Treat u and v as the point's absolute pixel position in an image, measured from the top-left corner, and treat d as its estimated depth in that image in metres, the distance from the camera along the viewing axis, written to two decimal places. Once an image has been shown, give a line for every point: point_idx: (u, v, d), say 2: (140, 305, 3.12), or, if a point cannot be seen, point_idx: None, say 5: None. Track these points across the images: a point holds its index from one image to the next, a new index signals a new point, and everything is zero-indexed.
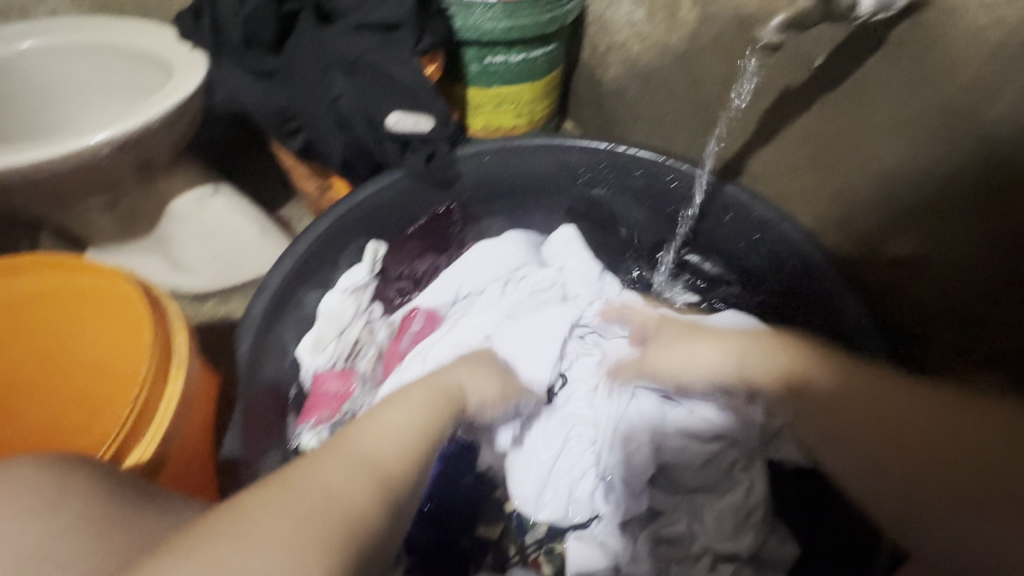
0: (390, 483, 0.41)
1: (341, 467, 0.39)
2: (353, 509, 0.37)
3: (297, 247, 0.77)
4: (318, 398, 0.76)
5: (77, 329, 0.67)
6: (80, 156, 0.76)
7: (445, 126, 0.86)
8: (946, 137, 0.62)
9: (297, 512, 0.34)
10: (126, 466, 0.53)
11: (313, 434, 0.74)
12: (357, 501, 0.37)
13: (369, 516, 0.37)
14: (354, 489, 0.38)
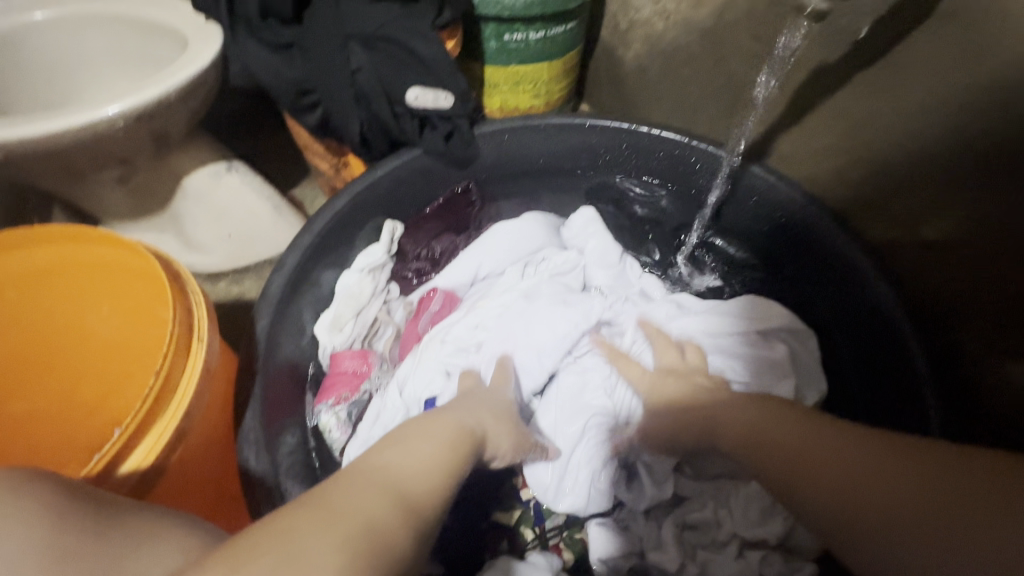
0: (417, 510, 0.40)
1: (371, 492, 0.39)
2: (385, 528, 0.36)
3: (313, 225, 0.76)
4: (336, 378, 0.74)
5: (95, 304, 0.66)
6: (94, 127, 0.74)
7: (465, 103, 0.84)
8: (994, 111, 0.59)
9: (334, 526, 0.33)
10: (146, 442, 0.51)
11: (332, 414, 0.73)
12: (390, 519, 0.37)
13: (398, 538, 0.36)
14: (387, 511, 0.37)
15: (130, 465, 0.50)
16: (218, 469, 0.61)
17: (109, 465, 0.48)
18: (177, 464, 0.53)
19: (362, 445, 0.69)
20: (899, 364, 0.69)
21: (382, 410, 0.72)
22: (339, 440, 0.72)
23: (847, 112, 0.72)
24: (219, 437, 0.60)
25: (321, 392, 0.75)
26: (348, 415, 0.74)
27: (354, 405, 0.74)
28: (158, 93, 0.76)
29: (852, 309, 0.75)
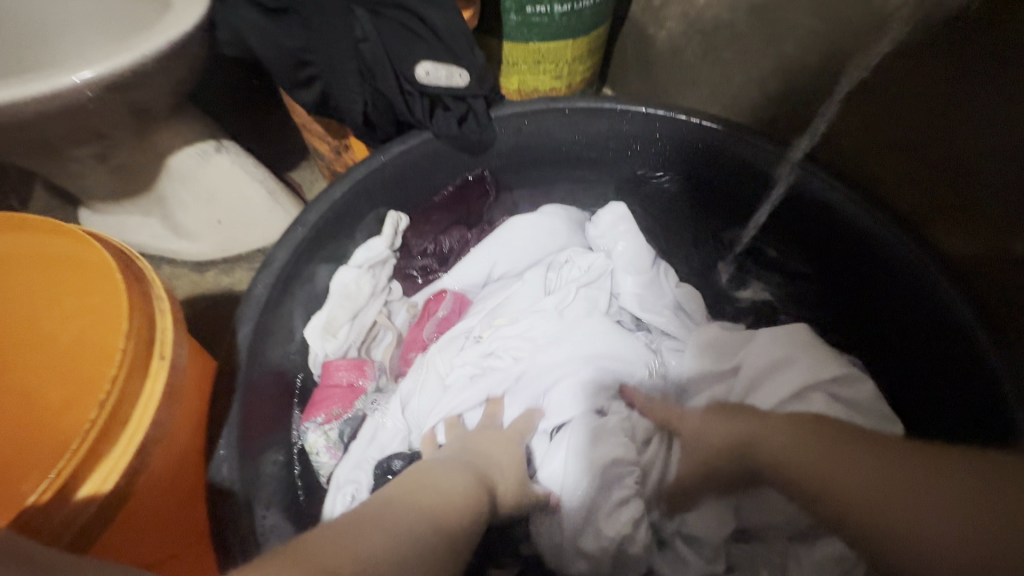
0: (444, 526, 0.39)
1: (404, 504, 0.39)
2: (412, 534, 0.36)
3: (308, 217, 0.67)
4: (327, 392, 0.66)
5: (40, 311, 0.53)
6: (59, 97, 0.65)
7: (482, 82, 0.74)
8: None
9: (371, 531, 0.34)
10: (94, 483, 0.43)
11: (320, 433, 0.65)
12: (420, 528, 0.37)
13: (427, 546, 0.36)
14: (416, 521, 0.37)
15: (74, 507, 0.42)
16: (189, 506, 0.53)
17: (47, 511, 0.40)
18: (134, 504, 0.45)
19: (353, 468, 0.62)
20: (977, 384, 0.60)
21: (379, 430, 0.65)
22: (328, 464, 0.64)
23: (926, 103, 0.61)
24: (187, 467, 0.52)
25: (310, 405, 0.67)
26: (339, 435, 0.65)
27: (346, 422, 0.66)
28: (134, 58, 0.66)
29: (916, 326, 0.67)
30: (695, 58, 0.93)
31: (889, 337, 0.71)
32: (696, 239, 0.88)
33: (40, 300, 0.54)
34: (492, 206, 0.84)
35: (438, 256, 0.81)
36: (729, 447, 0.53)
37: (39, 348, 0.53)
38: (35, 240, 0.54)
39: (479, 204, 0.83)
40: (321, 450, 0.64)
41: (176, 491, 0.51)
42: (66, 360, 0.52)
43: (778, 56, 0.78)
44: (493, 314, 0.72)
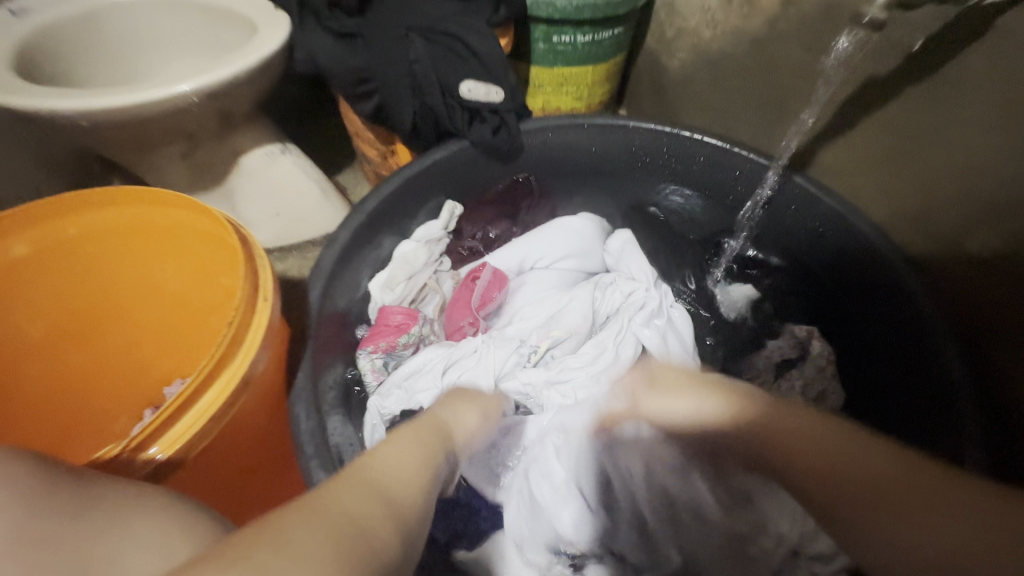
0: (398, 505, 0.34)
1: (353, 491, 0.32)
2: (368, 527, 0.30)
3: (366, 204, 0.79)
4: (380, 328, 0.77)
5: (158, 265, 0.70)
6: (170, 102, 0.79)
7: (514, 98, 0.87)
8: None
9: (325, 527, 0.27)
10: (216, 389, 0.55)
11: (369, 359, 0.76)
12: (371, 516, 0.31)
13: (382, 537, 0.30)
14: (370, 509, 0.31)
15: (197, 411, 0.54)
16: (274, 421, 0.65)
17: (179, 409, 0.53)
18: (238, 413, 0.57)
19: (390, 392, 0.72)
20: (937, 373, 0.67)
21: (420, 367, 0.74)
22: (373, 385, 0.76)
23: (897, 124, 0.71)
24: (275, 390, 0.63)
25: (368, 335, 0.78)
26: (384, 364, 0.77)
27: (391, 355, 0.76)
28: (231, 72, 0.80)
29: (896, 333, 0.74)
30: (701, 84, 1.05)
31: (873, 343, 0.78)
32: (695, 242, 0.96)
33: (149, 264, 0.70)
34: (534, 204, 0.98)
35: (484, 241, 0.95)
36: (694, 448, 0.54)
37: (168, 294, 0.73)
38: (134, 212, 0.64)
39: (524, 202, 0.97)
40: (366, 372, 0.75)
41: (265, 408, 0.63)
42: (178, 310, 0.74)
43: (771, 84, 0.89)
44: (544, 321, 0.79)
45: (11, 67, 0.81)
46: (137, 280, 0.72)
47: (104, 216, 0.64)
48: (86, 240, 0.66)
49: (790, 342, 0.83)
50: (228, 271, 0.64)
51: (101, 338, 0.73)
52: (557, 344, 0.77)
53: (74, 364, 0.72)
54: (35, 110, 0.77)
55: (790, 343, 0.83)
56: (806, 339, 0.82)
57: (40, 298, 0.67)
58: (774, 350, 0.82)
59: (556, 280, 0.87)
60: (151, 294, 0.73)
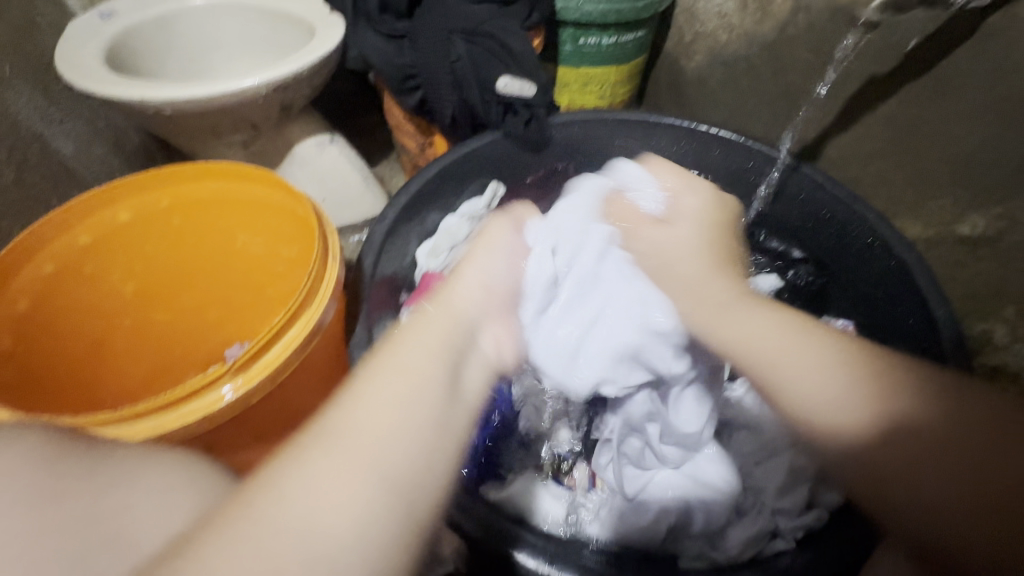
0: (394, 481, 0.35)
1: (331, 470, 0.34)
2: (341, 523, 0.31)
3: (410, 186, 0.88)
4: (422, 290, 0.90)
5: (233, 233, 0.80)
6: (241, 93, 0.88)
7: (544, 94, 0.96)
8: (1015, 121, 0.65)
9: (269, 543, 0.29)
10: (293, 332, 0.64)
11: None
12: (353, 507, 0.32)
13: (363, 528, 0.32)
14: (355, 498, 0.33)
15: (277, 350, 0.64)
16: (332, 368, 0.74)
17: (263, 347, 0.63)
18: (308, 355, 0.67)
19: None
20: (929, 331, 0.72)
21: None
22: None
23: (895, 118, 0.78)
24: (336, 340, 0.73)
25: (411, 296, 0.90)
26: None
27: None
28: (294, 69, 0.90)
29: (897, 301, 0.79)
30: (716, 84, 1.12)
31: (880, 319, 0.83)
32: None
33: (225, 233, 0.80)
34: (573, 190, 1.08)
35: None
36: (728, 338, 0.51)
37: (239, 257, 0.82)
38: (220, 185, 0.74)
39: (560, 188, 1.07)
40: None
41: (329, 354, 0.72)
42: (246, 278, 0.84)
43: (782, 82, 0.96)
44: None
45: (102, 62, 0.92)
46: (212, 247, 0.81)
47: (194, 189, 0.74)
48: (175, 210, 0.76)
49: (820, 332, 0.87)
50: (299, 240, 0.74)
51: (177, 296, 0.82)
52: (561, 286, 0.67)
53: (155, 321, 0.81)
54: (126, 100, 0.87)
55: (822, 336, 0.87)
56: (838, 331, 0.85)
57: (134, 259, 0.77)
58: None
59: None
60: (223, 258, 0.83)
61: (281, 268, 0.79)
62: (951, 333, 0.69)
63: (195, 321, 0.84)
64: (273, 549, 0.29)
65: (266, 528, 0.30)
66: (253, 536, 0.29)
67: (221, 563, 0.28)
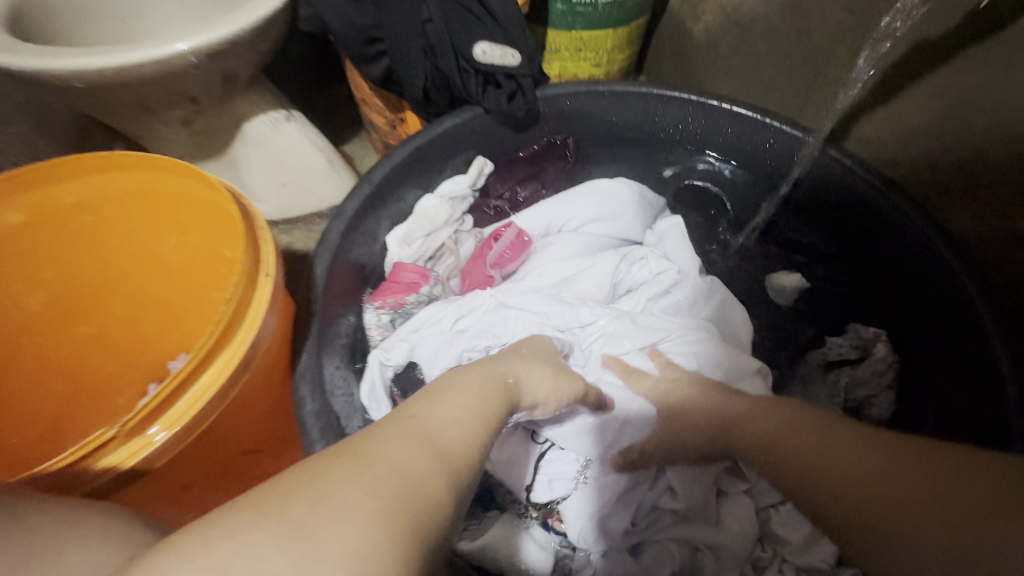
0: (457, 469, 0.35)
1: (405, 442, 0.34)
2: (422, 492, 0.31)
3: (374, 173, 0.78)
4: (390, 284, 0.79)
5: (161, 234, 0.67)
6: (168, 62, 0.74)
7: (531, 62, 0.82)
8: None
9: (366, 487, 0.29)
10: (217, 368, 0.52)
11: (375, 314, 0.78)
12: (430, 479, 0.32)
13: (436, 502, 0.31)
14: (425, 467, 0.33)
15: (192, 396, 0.51)
16: (277, 400, 0.63)
17: (173, 394, 0.50)
18: (237, 397, 0.55)
19: (393, 343, 0.73)
20: (973, 338, 0.63)
21: (422, 321, 0.75)
22: (377, 339, 0.78)
23: (945, 93, 0.66)
24: (277, 372, 0.61)
25: (377, 291, 0.80)
26: (390, 320, 0.79)
27: (398, 311, 0.79)
28: (232, 31, 0.75)
29: (942, 310, 0.68)
30: (728, 49, 0.98)
31: (914, 322, 0.73)
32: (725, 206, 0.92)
33: (151, 234, 0.67)
34: (570, 171, 0.93)
35: (509, 202, 0.92)
36: (706, 423, 0.57)
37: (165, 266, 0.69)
38: (136, 177, 0.61)
39: (556, 166, 0.92)
40: (370, 328, 0.78)
41: (269, 388, 0.60)
42: (179, 286, 0.71)
43: (807, 48, 0.83)
44: (557, 282, 0.78)
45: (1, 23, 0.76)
46: (137, 251, 0.69)
47: (105, 183, 0.61)
48: (84, 207, 0.63)
49: (851, 341, 0.75)
50: (230, 245, 0.61)
51: (99, 309, 0.70)
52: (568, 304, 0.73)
53: (68, 340, 0.69)
54: (29, 71, 0.72)
55: (852, 343, 0.75)
56: (871, 341, 0.73)
57: (40, 266, 0.64)
58: (831, 347, 0.75)
59: (583, 244, 0.83)
60: (152, 265, 0.70)
61: (215, 277, 0.67)
62: (999, 333, 0.60)
63: (124, 337, 0.72)
64: (361, 493, 0.29)
65: (362, 474, 0.30)
66: (348, 478, 0.29)
67: (320, 497, 0.28)
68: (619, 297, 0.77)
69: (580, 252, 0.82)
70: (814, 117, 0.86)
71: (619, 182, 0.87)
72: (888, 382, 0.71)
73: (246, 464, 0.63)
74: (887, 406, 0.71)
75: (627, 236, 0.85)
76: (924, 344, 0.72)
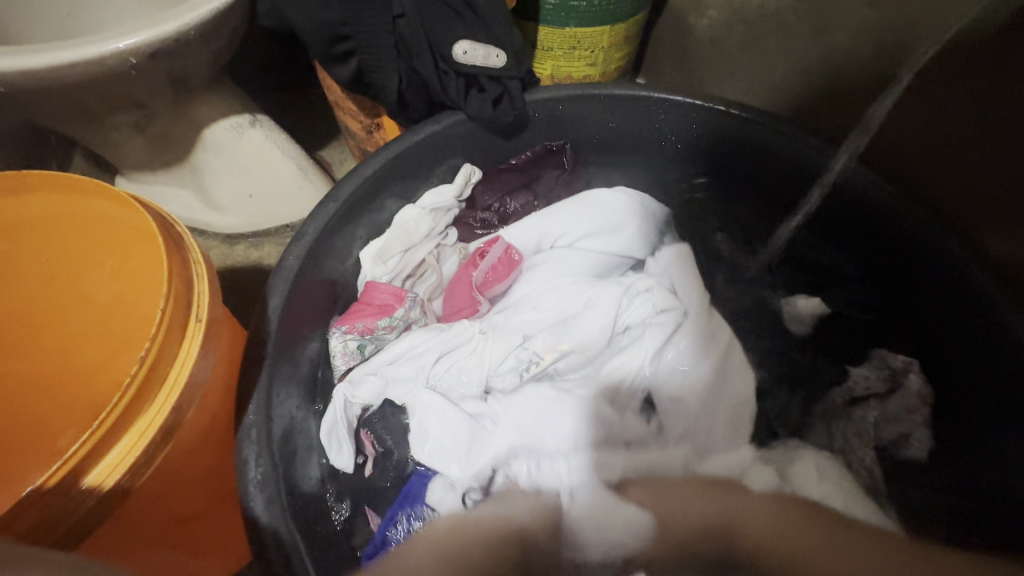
0: None
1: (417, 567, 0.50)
2: None
3: (341, 190, 0.69)
4: (363, 306, 0.71)
5: (90, 265, 0.59)
6: (104, 62, 0.65)
7: (518, 63, 0.73)
8: None
9: None
10: (136, 433, 0.44)
11: (341, 340, 0.69)
12: None
13: None
14: None
15: (101, 472, 0.42)
16: (218, 462, 0.54)
17: (73, 475, 0.41)
18: (162, 465, 0.46)
19: (368, 377, 0.66)
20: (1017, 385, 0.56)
21: (401, 355, 0.68)
22: (342, 369, 0.69)
23: (992, 100, 0.57)
24: (215, 430, 0.52)
25: (346, 314, 0.71)
26: (358, 347, 0.69)
27: (367, 338, 0.69)
28: (178, 27, 0.67)
29: (980, 346, 0.60)
30: (736, 48, 0.90)
31: (948, 356, 0.65)
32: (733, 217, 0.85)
33: (84, 263, 0.59)
34: (567, 178, 0.85)
35: (499, 214, 0.83)
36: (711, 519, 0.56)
37: (89, 306, 0.59)
38: (77, 200, 0.56)
39: (552, 176, 0.85)
40: (334, 354, 0.69)
41: (207, 448, 0.52)
42: (98, 331, 0.59)
43: (826, 48, 0.74)
44: (555, 324, 0.68)
45: None
46: (58, 287, 0.59)
47: (41, 203, 0.56)
48: (10, 231, 0.57)
49: (880, 371, 0.68)
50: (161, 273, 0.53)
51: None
52: (563, 357, 0.66)
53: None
54: None
55: (880, 374, 0.68)
56: (902, 371, 0.66)
57: None
58: (858, 381, 0.68)
59: (580, 262, 0.75)
60: (74, 306, 0.59)
61: (145, 312, 0.56)
62: None
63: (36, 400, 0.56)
64: None
65: None
66: None
67: None
68: (620, 338, 0.68)
69: (576, 273, 0.74)
70: (830, 123, 0.79)
71: (619, 194, 0.79)
72: (923, 419, 0.64)
73: (182, 543, 0.53)
74: (925, 446, 0.64)
75: (626, 253, 0.77)
76: (954, 379, 0.65)
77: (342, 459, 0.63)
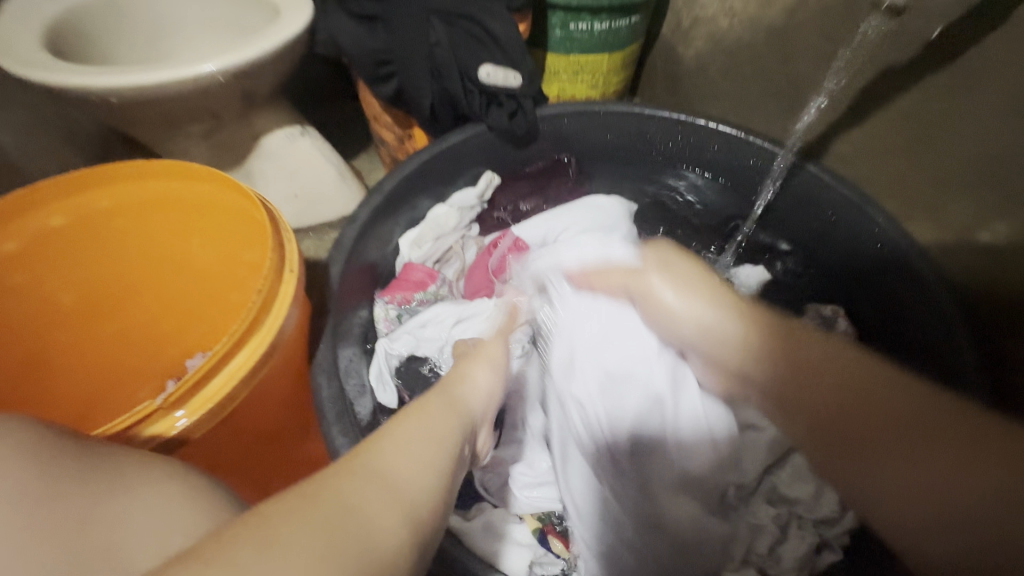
0: (417, 510, 0.34)
1: (373, 487, 0.33)
2: (382, 537, 0.30)
3: (384, 184, 0.83)
4: (402, 281, 0.85)
5: (188, 239, 0.73)
6: (196, 81, 0.80)
7: (531, 84, 0.88)
8: None
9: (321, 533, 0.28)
10: (248, 352, 0.57)
11: (383, 308, 0.84)
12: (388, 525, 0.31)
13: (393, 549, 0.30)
14: (389, 516, 0.32)
15: (223, 378, 0.56)
16: (296, 390, 0.67)
17: (204, 377, 0.55)
18: (263, 381, 0.59)
19: (404, 338, 0.79)
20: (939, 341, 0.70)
21: (429, 320, 0.81)
22: (383, 332, 0.83)
23: (915, 113, 0.71)
24: (297, 363, 0.65)
25: (388, 287, 0.86)
26: (397, 315, 0.84)
27: (405, 308, 0.84)
28: (255, 53, 0.82)
29: (912, 312, 0.74)
30: (716, 74, 1.05)
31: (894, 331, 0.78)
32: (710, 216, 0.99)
33: (184, 237, 0.73)
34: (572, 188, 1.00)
35: (513, 213, 0.98)
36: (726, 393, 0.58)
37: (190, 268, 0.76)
38: (178, 185, 0.67)
39: (560, 182, 0.99)
40: (376, 319, 0.84)
41: (289, 377, 0.65)
42: (196, 288, 0.77)
43: (790, 74, 0.89)
44: None
45: (42, 44, 0.83)
46: (164, 254, 0.74)
47: (148, 187, 0.68)
48: (118, 211, 0.69)
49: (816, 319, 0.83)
50: (254, 247, 0.66)
51: (122, 307, 0.75)
52: None
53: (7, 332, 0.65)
54: (66, 88, 0.79)
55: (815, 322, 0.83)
56: (831, 318, 0.83)
57: (82, 262, 0.70)
58: None
59: None
60: (178, 269, 0.76)
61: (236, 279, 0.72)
62: (966, 328, 0.67)
63: (103, 348, 0.74)
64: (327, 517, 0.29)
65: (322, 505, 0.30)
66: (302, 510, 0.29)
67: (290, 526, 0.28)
68: None
69: None
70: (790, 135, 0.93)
71: (614, 199, 0.94)
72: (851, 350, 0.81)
73: (265, 452, 0.67)
74: None
75: None
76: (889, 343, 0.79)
77: (387, 397, 0.76)
